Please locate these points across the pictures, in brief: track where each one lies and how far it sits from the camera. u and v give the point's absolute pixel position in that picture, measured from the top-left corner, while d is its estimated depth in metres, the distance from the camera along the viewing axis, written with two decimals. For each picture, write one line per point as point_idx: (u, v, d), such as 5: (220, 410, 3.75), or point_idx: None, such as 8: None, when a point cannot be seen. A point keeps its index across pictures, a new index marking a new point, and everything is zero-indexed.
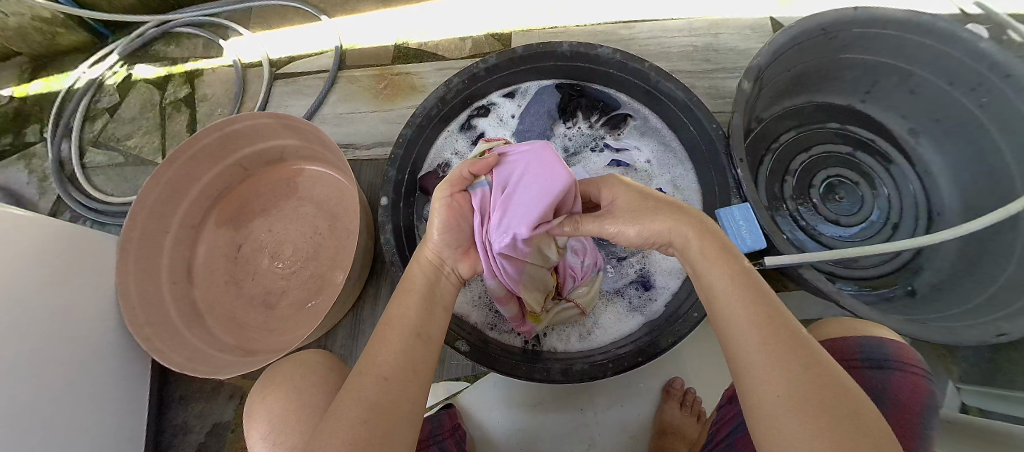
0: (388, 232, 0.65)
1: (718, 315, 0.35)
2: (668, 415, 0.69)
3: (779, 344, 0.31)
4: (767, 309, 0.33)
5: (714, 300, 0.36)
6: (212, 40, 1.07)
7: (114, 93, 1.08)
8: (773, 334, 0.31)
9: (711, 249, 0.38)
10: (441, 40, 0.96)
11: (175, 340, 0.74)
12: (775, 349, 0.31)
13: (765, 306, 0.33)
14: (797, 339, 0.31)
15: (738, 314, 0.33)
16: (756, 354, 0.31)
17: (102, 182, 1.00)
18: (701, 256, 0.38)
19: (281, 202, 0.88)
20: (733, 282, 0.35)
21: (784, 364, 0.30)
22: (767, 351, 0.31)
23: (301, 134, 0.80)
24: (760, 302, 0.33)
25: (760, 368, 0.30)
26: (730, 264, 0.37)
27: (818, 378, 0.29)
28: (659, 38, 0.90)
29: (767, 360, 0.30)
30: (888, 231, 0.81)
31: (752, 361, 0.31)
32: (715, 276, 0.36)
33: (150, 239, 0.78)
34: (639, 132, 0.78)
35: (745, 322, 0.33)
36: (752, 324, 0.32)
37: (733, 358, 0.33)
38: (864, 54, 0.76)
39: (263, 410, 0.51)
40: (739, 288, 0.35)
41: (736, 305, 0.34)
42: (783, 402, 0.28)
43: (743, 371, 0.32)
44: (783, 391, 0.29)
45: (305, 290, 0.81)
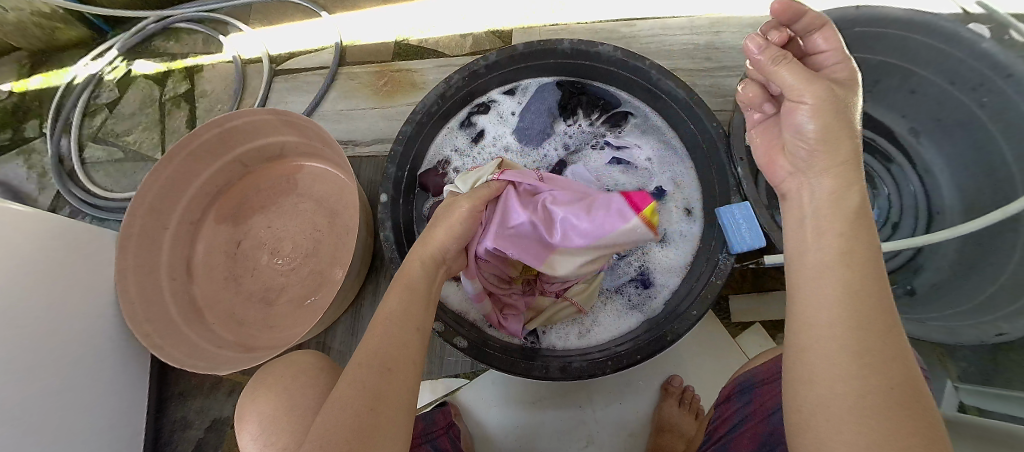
0: (387, 229, 0.65)
1: (811, 295, 0.32)
2: (666, 413, 0.69)
3: (871, 342, 0.29)
4: (871, 301, 0.30)
5: (815, 276, 0.33)
6: (211, 36, 1.06)
7: (113, 88, 1.08)
8: (866, 329, 0.29)
9: (838, 225, 0.33)
10: (442, 37, 0.95)
11: (174, 336, 0.74)
12: (869, 346, 0.28)
13: (866, 295, 0.30)
14: (893, 341, 0.29)
15: (835, 299, 0.30)
16: (848, 345, 0.29)
17: (102, 178, 1.00)
18: (818, 235, 0.34)
19: (280, 199, 0.88)
20: (847, 269, 0.31)
21: (875, 363, 0.28)
22: (859, 345, 0.28)
23: (301, 130, 0.80)
24: (865, 292, 0.30)
25: (845, 362, 0.28)
26: (857, 251, 0.32)
27: (894, 381, 0.27)
28: (660, 36, 0.89)
29: (855, 355, 0.28)
30: (887, 230, 0.82)
31: (836, 350, 0.29)
32: (829, 257, 0.32)
33: (149, 235, 0.78)
34: (639, 130, 0.77)
35: (842, 311, 0.30)
36: (852, 314, 0.29)
37: (806, 343, 0.31)
38: (865, 52, 0.75)
39: (262, 406, 0.51)
40: (850, 272, 0.31)
41: (836, 287, 0.31)
42: (866, 399, 0.27)
43: (821, 357, 0.30)
44: (869, 387, 0.27)
45: (305, 287, 0.81)
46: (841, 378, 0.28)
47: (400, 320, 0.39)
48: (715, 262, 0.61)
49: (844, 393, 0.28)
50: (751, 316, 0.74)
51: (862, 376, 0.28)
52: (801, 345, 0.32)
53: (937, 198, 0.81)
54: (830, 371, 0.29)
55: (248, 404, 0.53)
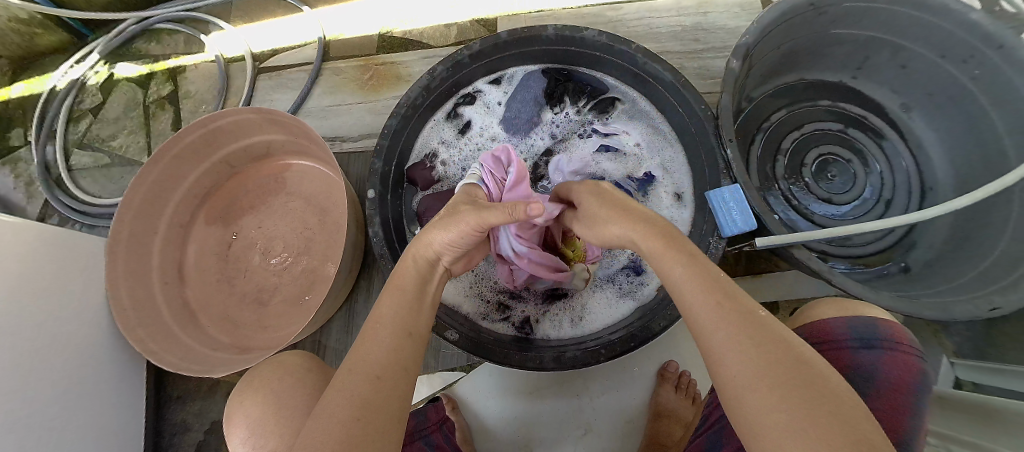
0: (376, 226, 0.64)
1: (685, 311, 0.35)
2: (663, 398, 0.70)
3: (738, 325, 0.31)
4: (725, 294, 0.33)
5: (679, 293, 0.36)
6: (193, 35, 1.05)
7: (97, 92, 1.06)
8: (739, 317, 0.31)
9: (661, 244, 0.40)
10: (426, 27, 0.94)
11: (168, 340, 0.74)
12: (737, 330, 0.30)
13: (721, 291, 0.34)
14: (762, 325, 0.31)
15: (702, 304, 0.33)
16: (720, 337, 0.31)
17: (90, 184, 0.99)
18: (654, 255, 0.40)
19: (269, 198, 0.87)
20: (689, 273, 0.36)
21: (749, 343, 0.29)
22: (728, 332, 0.30)
23: (286, 128, 0.79)
24: (717, 289, 0.34)
25: (725, 350, 0.30)
26: (682, 256, 0.38)
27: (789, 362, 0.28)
28: (647, 19, 0.88)
29: (731, 341, 0.30)
30: (879, 209, 0.80)
31: (719, 343, 0.30)
32: (673, 269, 0.37)
33: (139, 240, 0.78)
34: (627, 115, 0.76)
35: (705, 305, 0.33)
36: (713, 309, 0.32)
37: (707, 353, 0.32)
38: (854, 29, 0.74)
39: (256, 407, 0.51)
40: (694, 278, 0.35)
41: (695, 294, 0.34)
42: (750, 381, 0.28)
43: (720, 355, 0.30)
44: (749, 368, 0.28)
45: (298, 286, 0.81)
46: (728, 368, 0.29)
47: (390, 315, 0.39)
48: (706, 247, 0.63)
49: (737, 382, 0.28)
50: None
51: (742, 358, 0.29)
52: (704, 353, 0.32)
53: (930, 173, 0.80)
54: (720, 369, 0.30)
55: (241, 406, 0.53)
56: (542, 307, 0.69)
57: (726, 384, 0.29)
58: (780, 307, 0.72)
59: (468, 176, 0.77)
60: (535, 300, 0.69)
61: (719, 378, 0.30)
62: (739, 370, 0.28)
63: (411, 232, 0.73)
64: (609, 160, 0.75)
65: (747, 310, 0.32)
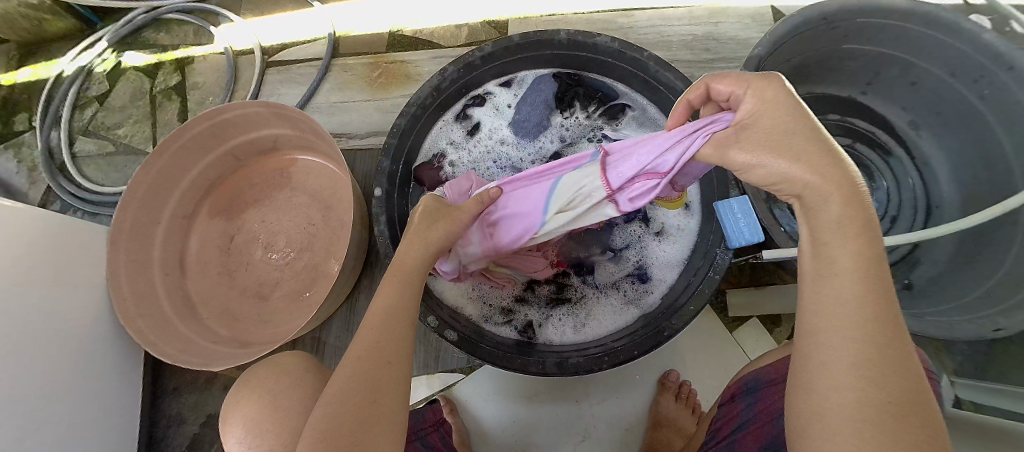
0: (382, 224, 0.63)
1: (826, 302, 0.29)
2: (663, 407, 0.69)
3: (889, 350, 0.26)
4: (891, 311, 0.27)
5: (826, 276, 0.29)
6: (202, 27, 1.05)
7: (103, 80, 1.06)
8: (889, 346, 0.27)
9: (859, 221, 0.29)
10: (437, 27, 0.94)
11: (166, 332, 0.73)
12: (885, 356, 0.26)
13: (890, 309, 0.28)
14: (904, 358, 0.27)
15: (867, 312, 0.27)
16: (861, 354, 0.26)
17: (93, 172, 0.99)
18: (836, 227, 0.29)
19: (274, 193, 0.87)
20: (868, 269, 0.28)
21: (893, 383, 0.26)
22: (880, 361, 0.26)
23: (293, 122, 0.79)
24: (886, 304, 0.28)
25: (862, 368, 0.26)
26: (870, 247, 0.29)
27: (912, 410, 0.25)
28: (658, 27, 0.88)
29: (874, 364, 0.26)
30: (883, 225, 0.82)
31: (860, 363, 0.26)
32: (848, 251, 0.29)
33: (142, 230, 0.77)
34: (636, 122, 0.75)
35: (870, 324, 0.27)
36: (868, 323, 0.27)
37: (828, 358, 0.27)
38: (865, 45, 0.74)
39: (245, 410, 0.51)
40: (873, 279, 0.28)
41: (851, 293, 0.27)
42: (880, 412, 0.25)
43: (848, 374, 0.26)
44: (884, 407, 0.25)
45: (299, 282, 0.80)
46: (855, 386, 0.26)
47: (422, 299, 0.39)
48: (712, 258, 0.60)
49: (860, 402, 0.25)
50: (747, 310, 0.73)
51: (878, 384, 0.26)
52: (819, 351, 0.28)
53: (937, 191, 0.81)
54: (837, 386, 0.26)
55: (232, 408, 0.53)
56: (546, 312, 0.68)
57: (836, 397, 0.26)
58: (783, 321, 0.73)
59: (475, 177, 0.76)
60: (538, 304, 0.69)
61: (830, 388, 0.27)
62: (875, 398, 0.25)
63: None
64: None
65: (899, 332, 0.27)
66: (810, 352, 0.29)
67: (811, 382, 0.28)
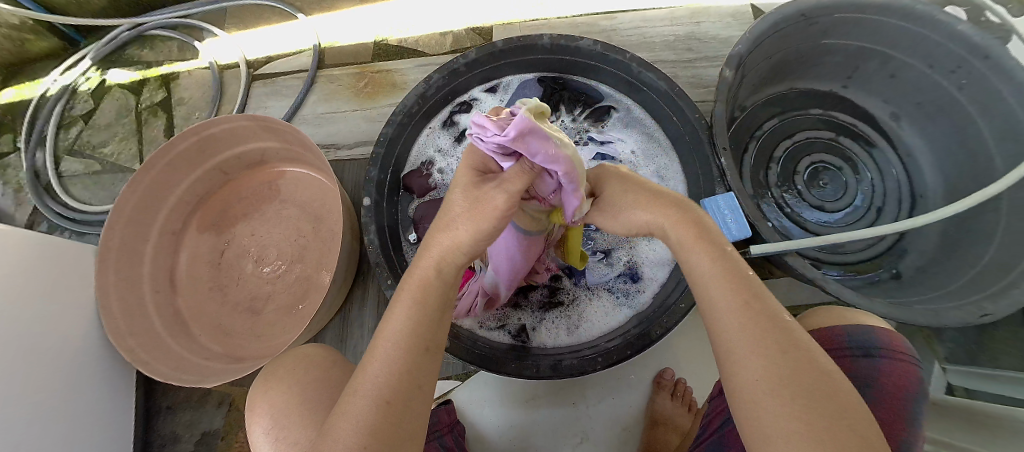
0: (372, 233, 0.63)
1: (704, 305, 0.34)
2: (659, 406, 0.69)
3: (759, 326, 0.30)
4: (748, 294, 0.32)
5: (698, 281, 0.36)
6: (187, 42, 1.05)
7: (88, 99, 1.06)
8: (755, 318, 0.31)
9: (687, 234, 0.37)
10: (422, 35, 0.94)
11: (159, 350, 0.73)
12: (754, 334, 0.30)
13: (745, 289, 0.33)
14: (780, 328, 0.30)
15: (721, 300, 0.33)
16: (735, 339, 0.31)
17: (80, 191, 0.98)
18: (680, 244, 0.37)
19: (263, 205, 0.86)
20: (712, 266, 0.35)
21: (766, 348, 0.29)
22: (746, 335, 0.30)
23: (281, 135, 0.78)
24: (741, 287, 0.33)
25: (739, 350, 0.30)
26: (709, 249, 0.36)
27: (800, 373, 0.28)
28: (641, 28, 0.89)
29: (747, 342, 0.30)
30: (870, 216, 0.81)
31: (733, 345, 0.30)
32: (694, 259, 0.36)
33: (130, 248, 0.77)
34: (622, 123, 0.76)
35: (728, 307, 0.32)
36: (729, 309, 0.32)
37: (717, 349, 0.32)
38: (844, 39, 0.75)
39: (267, 405, 0.50)
40: (716, 272, 0.34)
41: (712, 288, 0.34)
42: (761, 386, 0.28)
43: (726, 355, 0.31)
44: (762, 373, 0.28)
45: (292, 294, 0.80)
46: (738, 368, 0.30)
47: (404, 302, 0.37)
48: None
49: (745, 385, 0.29)
50: None
51: (753, 358, 0.29)
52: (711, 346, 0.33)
53: (920, 180, 0.81)
54: (729, 370, 0.31)
55: (259, 395, 0.52)
56: (539, 315, 0.68)
57: (731, 383, 0.30)
58: None
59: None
60: (532, 308, 0.69)
61: (728, 380, 0.31)
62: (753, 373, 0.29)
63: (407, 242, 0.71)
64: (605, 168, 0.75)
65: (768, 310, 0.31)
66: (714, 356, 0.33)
67: (721, 382, 0.32)
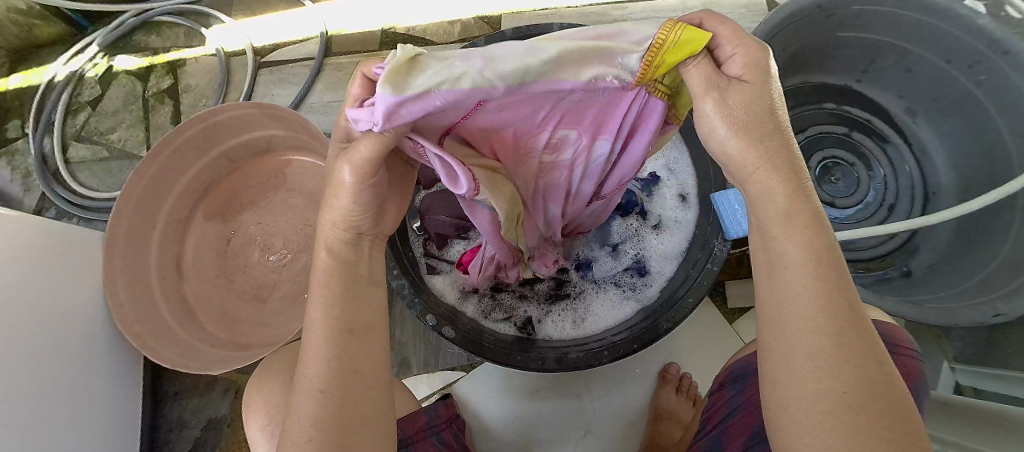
0: None
1: (779, 299, 0.30)
2: (663, 400, 0.69)
3: (845, 340, 0.27)
4: (841, 299, 0.28)
5: (777, 266, 0.30)
6: (193, 28, 1.04)
7: (95, 85, 1.06)
8: (843, 326, 0.27)
9: (801, 213, 0.29)
10: (430, 24, 0.93)
11: (165, 337, 0.73)
12: (839, 345, 0.27)
13: (839, 289, 0.28)
14: (863, 339, 0.28)
15: (809, 299, 0.28)
16: (816, 349, 0.27)
17: (87, 177, 0.98)
18: (784, 218, 0.29)
19: (269, 194, 0.86)
20: (811, 255, 0.29)
21: (850, 362, 0.27)
22: (833, 344, 0.27)
23: (287, 123, 0.78)
24: (835, 287, 0.28)
25: (815, 362, 0.27)
26: (813, 234, 0.29)
27: (879, 393, 0.26)
28: (652, 19, 0.87)
29: (826, 356, 0.27)
30: (882, 214, 0.82)
31: (813, 350, 0.27)
32: (789, 241, 0.29)
33: (136, 235, 0.77)
34: None
35: (817, 309, 0.28)
36: (819, 311, 0.28)
37: (789, 348, 0.29)
38: (860, 32, 0.74)
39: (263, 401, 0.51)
40: (816, 264, 0.28)
41: (802, 281, 0.28)
42: (840, 400, 0.26)
43: (801, 360, 0.28)
44: (844, 389, 0.26)
45: (298, 283, 0.80)
46: (810, 382, 0.27)
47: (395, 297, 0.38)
48: (709, 249, 0.59)
49: (820, 396, 0.27)
50: (748, 301, 0.73)
51: (832, 376, 0.27)
52: (776, 340, 0.30)
53: (933, 178, 0.81)
54: (800, 373, 0.28)
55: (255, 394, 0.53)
56: (545, 307, 0.68)
57: (798, 388, 0.28)
58: None
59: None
60: (538, 300, 0.69)
61: (786, 384, 0.28)
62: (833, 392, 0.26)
63: (411, 230, 0.69)
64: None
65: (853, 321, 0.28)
66: (766, 347, 0.31)
67: (774, 381, 0.30)
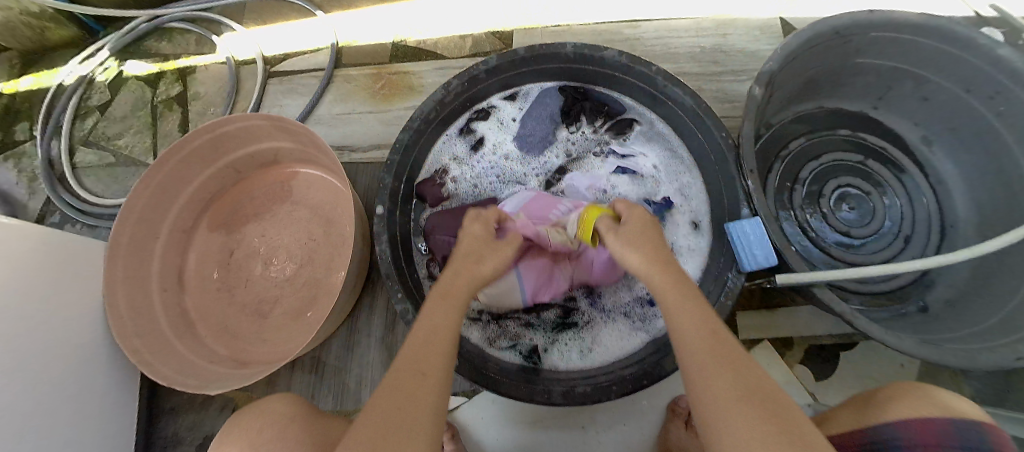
0: (384, 243, 0.60)
1: (689, 363, 0.37)
2: (674, 437, 0.65)
3: (743, 379, 0.33)
4: (730, 350, 0.36)
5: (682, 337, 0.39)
6: (204, 36, 1.04)
7: (105, 90, 1.06)
8: (737, 368, 0.34)
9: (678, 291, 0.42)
10: (441, 37, 0.92)
11: (164, 351, 0.72)
12: (738, 383, 0.33)
13: (728, 346, 0.37)
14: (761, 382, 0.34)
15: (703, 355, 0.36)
16: (727, 399, 0.32)
17: (93, 183, 0.97)
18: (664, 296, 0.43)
19: (274, 206, 0.85)
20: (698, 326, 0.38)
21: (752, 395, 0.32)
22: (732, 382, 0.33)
23: (293, 135, 0.77)
24: (722, 344, 0.37)
25: (727, 399, 0.32)
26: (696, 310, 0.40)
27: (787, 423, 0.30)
28: (666, 39, 0.86)
29: (734, 393, 0.32)
30: (898, 245, 0.77)
31: (720, 390, 0.33)
32: (683, 322, 0.39)
33: (139, 246, 0.76)
34: (644, 137, 0.74)
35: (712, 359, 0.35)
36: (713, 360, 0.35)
37: (707, 394, 0.34)
38: (878, 58, 0.72)
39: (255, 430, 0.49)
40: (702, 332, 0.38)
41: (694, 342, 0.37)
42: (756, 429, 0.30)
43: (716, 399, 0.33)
44: (755, 419, 0.30)
45: (300, 298, 0.79)
46: (730, 419, 0.31)
47: None
48: (723, 282, 0.58)
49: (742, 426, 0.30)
50: (759, 332, 0.71)
51: (745, 408, 0.31)
52: (700, 390, 0.35)
53: (951, 210, 0.77)
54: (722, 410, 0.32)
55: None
56: (551, 336, 0.66)
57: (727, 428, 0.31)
58: (794, 343, 0.70)
59: (477, 193, 0.74)
60: (544, 328, 0.66)
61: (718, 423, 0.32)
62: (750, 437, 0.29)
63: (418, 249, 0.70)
64: (625, 182, 0.72)
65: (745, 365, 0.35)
66: (699, 400, 0.35)
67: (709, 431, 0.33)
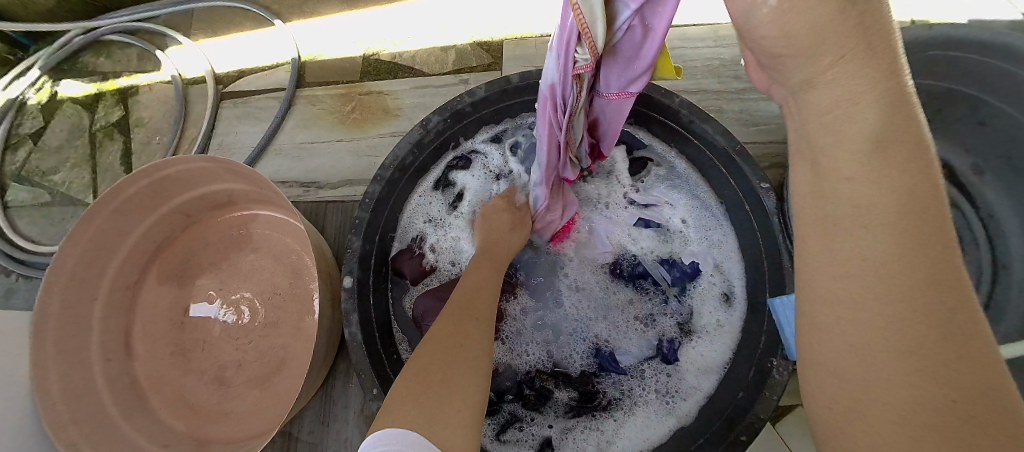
0: (354, 324, 0.52)
1: (831, 264, 0.21)
2: None
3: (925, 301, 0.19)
4: (930, 251, 0.19)
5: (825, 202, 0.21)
6: (147, 50, 0.91)
7: (37, 115, 0.92)
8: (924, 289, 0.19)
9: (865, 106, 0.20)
10: (419, 50, 0.80)
11: (109, 437, 0.61)
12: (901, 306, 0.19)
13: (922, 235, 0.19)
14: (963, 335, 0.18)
15: (859, 252, 0.20)
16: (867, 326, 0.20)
17: (26, 226, 0.85)
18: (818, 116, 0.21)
19: (233, 254, 0.75)
20: (874, 168, 0.20)
21: (917, 332, 0.18)
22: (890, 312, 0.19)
23: (249, 180, 0.65)
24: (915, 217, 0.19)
25: (863, 334, 0.20)
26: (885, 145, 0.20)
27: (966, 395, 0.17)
28: (678, 49, 0.75)
29: (885, 336, 0.19)
30: None
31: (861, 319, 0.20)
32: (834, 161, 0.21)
33: (76, 312, 0.64)
34: (665, 182, 0.66)
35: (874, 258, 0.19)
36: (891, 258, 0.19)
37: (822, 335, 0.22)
38: (928, 79, 0.62)
39: None
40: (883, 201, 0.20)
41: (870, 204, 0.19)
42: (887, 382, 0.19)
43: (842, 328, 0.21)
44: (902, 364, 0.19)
45: (265, 365, 0.69)
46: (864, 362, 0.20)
47: None
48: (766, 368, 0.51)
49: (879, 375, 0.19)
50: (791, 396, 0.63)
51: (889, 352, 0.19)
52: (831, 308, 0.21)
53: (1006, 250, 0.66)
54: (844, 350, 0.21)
55: None
56: (566, 422, 0.57)
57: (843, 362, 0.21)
58: None
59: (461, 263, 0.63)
60: (557, 412, 0.58)
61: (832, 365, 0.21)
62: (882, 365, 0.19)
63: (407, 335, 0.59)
64: (649, 237, 0.65)
65: (922, 211, 0.19)
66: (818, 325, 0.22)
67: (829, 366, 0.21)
